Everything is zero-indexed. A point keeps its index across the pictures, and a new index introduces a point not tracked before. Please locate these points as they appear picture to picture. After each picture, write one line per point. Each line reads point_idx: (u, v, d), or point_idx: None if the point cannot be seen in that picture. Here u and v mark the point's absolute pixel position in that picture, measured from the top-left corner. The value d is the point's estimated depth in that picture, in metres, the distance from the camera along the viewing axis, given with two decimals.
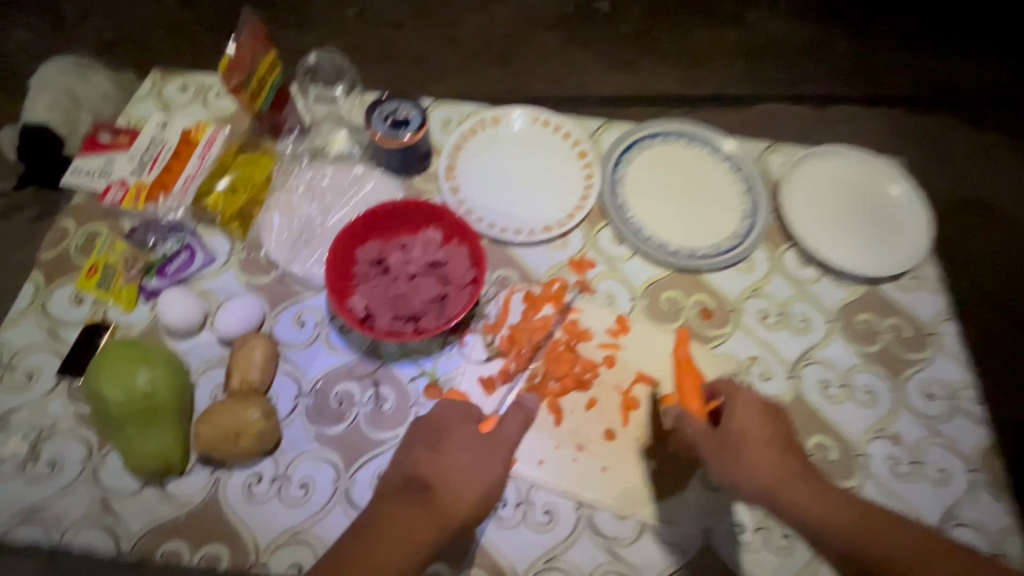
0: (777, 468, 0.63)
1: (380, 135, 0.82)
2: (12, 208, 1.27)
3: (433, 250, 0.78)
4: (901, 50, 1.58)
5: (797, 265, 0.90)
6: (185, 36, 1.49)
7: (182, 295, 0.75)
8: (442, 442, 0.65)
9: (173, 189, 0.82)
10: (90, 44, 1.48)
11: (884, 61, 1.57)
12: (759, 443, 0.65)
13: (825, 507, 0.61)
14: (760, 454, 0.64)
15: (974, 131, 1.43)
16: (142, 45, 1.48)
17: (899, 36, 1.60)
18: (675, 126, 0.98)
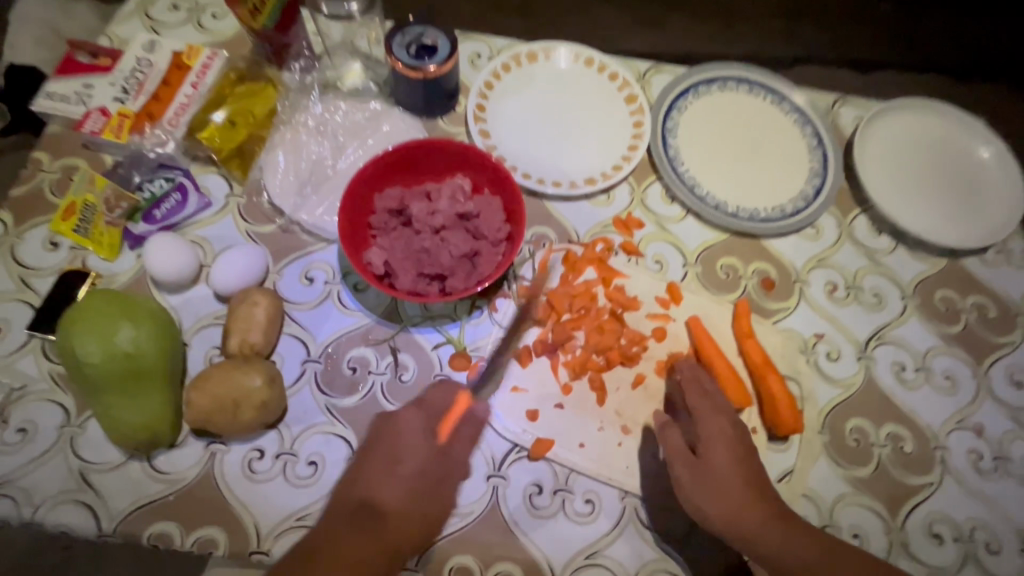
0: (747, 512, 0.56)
1: (401, 64, 0.71)
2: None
3: (462, 200, 0.67)
4: None
5: (869, 233, 0.80)
6: None
7: (173, 243, 0.65)
8: (397, 456, 0.57)
9: (161, 121, 0.70)
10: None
11: None
12: (734, 483, 0.57)
13: (795, 557, 0.55)
14: (737, 498, 0.56)
15: None
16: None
17: None
18: (736, 71, 0.86)
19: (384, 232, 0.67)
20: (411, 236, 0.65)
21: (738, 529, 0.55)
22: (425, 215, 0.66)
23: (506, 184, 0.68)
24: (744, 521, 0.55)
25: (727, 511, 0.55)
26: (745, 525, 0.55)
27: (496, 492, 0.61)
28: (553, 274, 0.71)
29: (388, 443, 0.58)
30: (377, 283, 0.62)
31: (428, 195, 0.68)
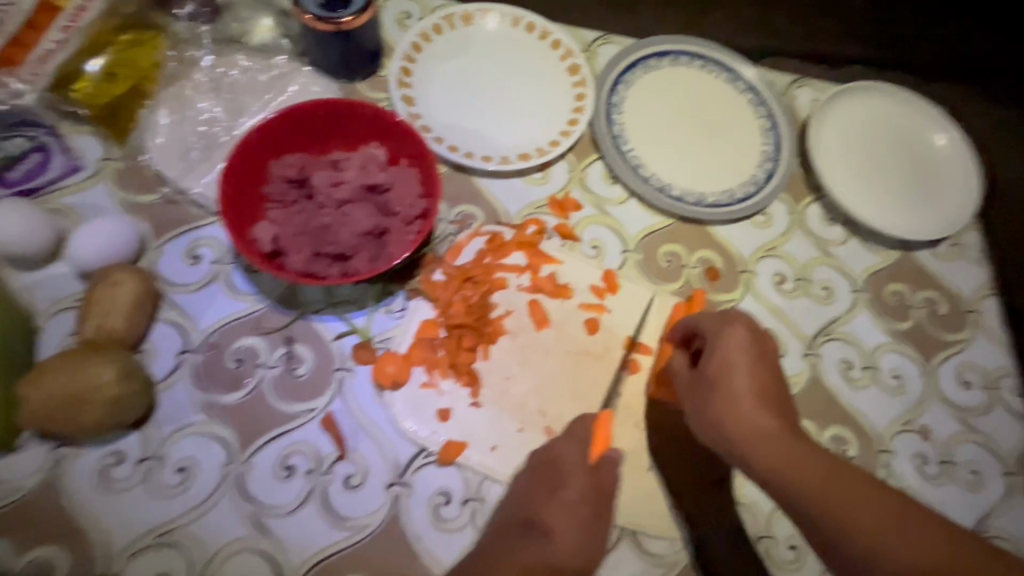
0: (764, 430, 0.47)
1: (310, 15, 0.62)
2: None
3: (374, 171, 0.59)
4: None
5: (821, 223, 0.75)
6: None
7: (21, 210, 0.54)
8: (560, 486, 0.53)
9: (19, 68, 0.57)
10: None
11: None
12: (749, 398, 0.49)
13: (845, 520, 0.42)
14: (748, 410, 0.48)
15: None
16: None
17: None
18: (688, 46, 0.80)
19: (280, 203, 0.58)
20: (312, 210, 0.57)
21: (745, 446, 0.47)
22: (328, 187, 0.58)
23: (424, 155, 0.60)
24: (759, 438, 0.47)
25: (731, 429, 0.48)
26: (760, 444, 0.46)
27: (397, 502, 0.54)
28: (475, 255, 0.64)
29: (550, 470, 0.54)
30: (260, 261, 0.53)
31: (335, 164, 0.60)
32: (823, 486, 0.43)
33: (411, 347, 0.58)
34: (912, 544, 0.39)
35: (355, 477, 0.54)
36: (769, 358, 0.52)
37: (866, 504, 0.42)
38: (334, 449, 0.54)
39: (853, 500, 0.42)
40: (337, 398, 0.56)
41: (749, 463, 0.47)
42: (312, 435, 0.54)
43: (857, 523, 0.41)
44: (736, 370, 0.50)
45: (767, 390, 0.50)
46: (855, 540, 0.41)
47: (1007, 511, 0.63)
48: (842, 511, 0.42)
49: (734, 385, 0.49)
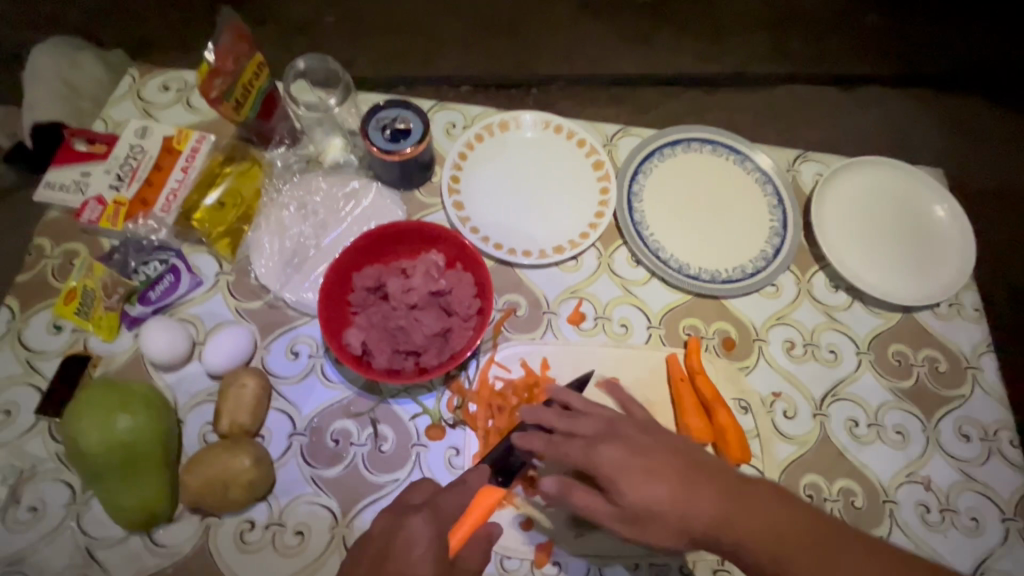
0: (678, 501, 0.52)
1: (377, 147, 0.76)
2: (12, 217, 1.28)
3: (436, 276, 0.71)
4: (931, 55, 1.54)
5: (828, 290, 0.84)
6: (194, 39, 1.50)
7: (166, 327, 0.70)
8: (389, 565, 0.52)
9: (154, 208, 0.76)
10: (97, 36, 1.49)
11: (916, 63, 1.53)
12: (639, 473, 0.53)
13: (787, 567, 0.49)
14: (647, 490, 0.52)
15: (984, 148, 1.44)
16: (139, 43, 1.49)
17: (924, 41, 1.56)
18: (698, 133, 0.90)
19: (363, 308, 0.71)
20: (388, 312, 0.69)
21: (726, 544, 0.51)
22: (400, 293, 0.69)
23: (475, 260, 0.72)
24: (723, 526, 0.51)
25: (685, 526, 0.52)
26: (687, 514, 0.52)
27: None
28: (502, 379, 0.73)
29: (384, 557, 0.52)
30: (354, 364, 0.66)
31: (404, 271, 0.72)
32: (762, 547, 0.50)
33: (470, 426, 0.70)
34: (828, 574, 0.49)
35: None
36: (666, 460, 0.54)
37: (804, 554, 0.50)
38: None
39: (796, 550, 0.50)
40: (415, 469, 0.69)
41: (696, 533, 0.52)
42: None
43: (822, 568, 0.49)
44: (640, 488, 0.53)
45: (684, 478, 0.53)
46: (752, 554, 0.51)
47: (1004, 554, 0.71)
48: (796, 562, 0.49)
49: (650, 499, 0.52)
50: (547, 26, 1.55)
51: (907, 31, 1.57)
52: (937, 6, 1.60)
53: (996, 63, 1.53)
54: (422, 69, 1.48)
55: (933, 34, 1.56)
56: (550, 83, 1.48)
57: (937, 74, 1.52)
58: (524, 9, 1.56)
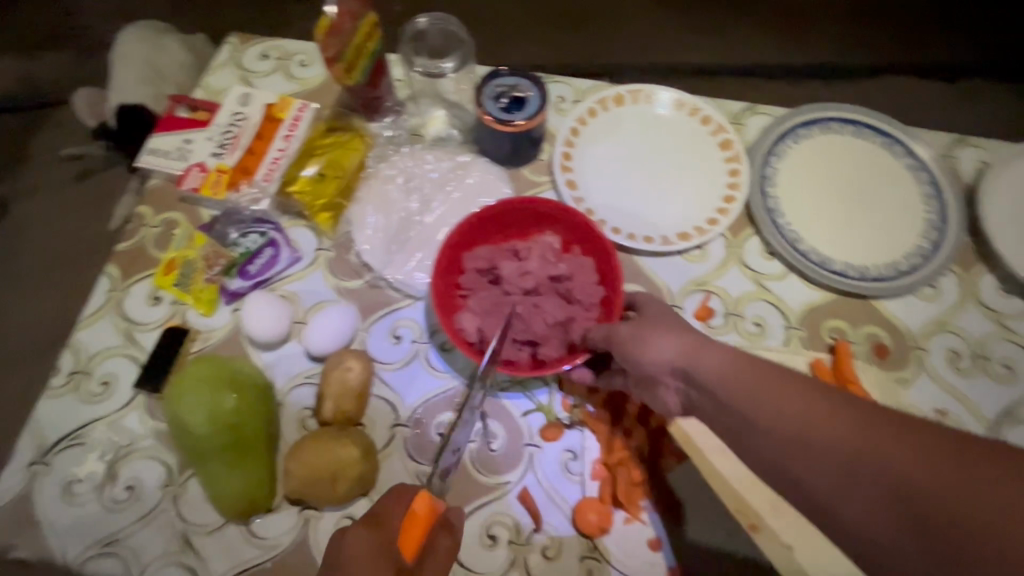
0: (725, 371, 0.47)
1: (491, 117, 0.69)
2: (96, 194, 1.30)
3: (553, 260, 0.63)
4: None
5: (998, 294, 0.72)
6: (274, 22, 1.49)
7: (268, 303, 0.65)
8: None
9: (256, 177, 0.71)
10: (184, 19, 1.50)
11: None
12: (687, 337, 0.50)
13: (854, 450, 0.39)
14: (704, 356, 0.48)
15: None
16: (219, 25, 1.49)
17: None
18: (840, 112, 0.80)
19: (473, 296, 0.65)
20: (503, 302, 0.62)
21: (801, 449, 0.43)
22: (515, 277, 0.62)
23: (598, 243, 0.64)
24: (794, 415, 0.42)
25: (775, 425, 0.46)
26: (726, 379, 0.46)
27: (590, 575, 0.58)
28: None
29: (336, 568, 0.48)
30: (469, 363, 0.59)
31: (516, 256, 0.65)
32: (827, 430, 0.41)
33: (589, 427, 0.63)
34: (912, 461, 0.37)
35: (551, 549, 0.59)
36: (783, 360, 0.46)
37: (876, 434, 0.39)
38: (531, 520, 0.60)
39: (870, 426, 0.40)
40: (529, 473, 0.62)
41: (748, 418, 0.45)
42: (510, 508, 0.60)
43: (951, 490, 0.36)
44: (688, 349, 0.49)
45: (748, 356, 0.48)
46: (825, 441, 0.40)
47: None
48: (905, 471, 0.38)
49: (712, 367, 0.48)
50: (633, 11, 1.47)
51: None
52: None
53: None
54: (500, 54, 1.43)
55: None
56: (634, 70, 1.40)
57: None
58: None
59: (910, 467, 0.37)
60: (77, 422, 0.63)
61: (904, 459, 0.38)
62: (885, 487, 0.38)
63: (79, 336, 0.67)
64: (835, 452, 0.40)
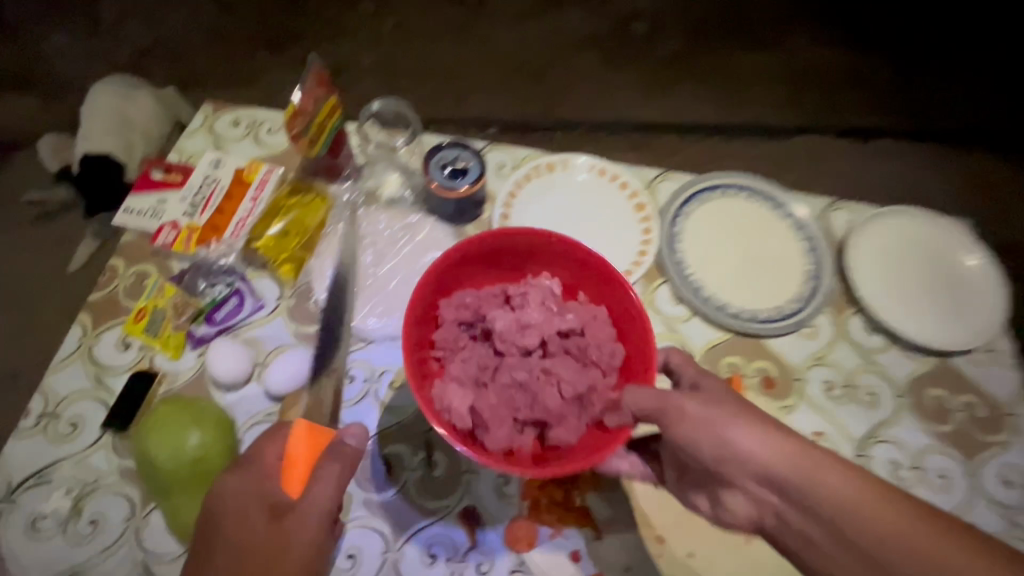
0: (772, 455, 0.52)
1: (437, 184, 0.80)
2: (62, 239, 1.34)
3: (558, 312, 0.65)
4: (948, 113, 1.61)
5: (865, 333, 0.86)
6: (244, 77, 1.58)
7: (232, 347, 0.73)
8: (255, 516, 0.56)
9: (224, 234, 0.80)
10: (156, 73, 1.58)
11: (933, 120, 1.60)
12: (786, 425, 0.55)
13: (854, 515, 0.48)
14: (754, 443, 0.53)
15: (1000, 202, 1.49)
16: (191, 79, 1.58)
17: (939, 100, 1.63)
18: (736, 179, 0.94)
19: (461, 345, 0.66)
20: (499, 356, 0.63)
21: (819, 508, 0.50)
22: (517, 333, 0.63)
23: (609, 288, 0.66)
24: (782, 465, 0.52)
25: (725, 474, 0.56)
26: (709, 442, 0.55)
27: None
28: None
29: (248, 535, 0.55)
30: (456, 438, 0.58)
31: (510, 303, 0.66)
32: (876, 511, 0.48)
33: None
34: (895, 524, 0.47)
35: (484, 564, 0.67)
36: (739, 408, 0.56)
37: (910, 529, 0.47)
38: (467, 540, 0.68)
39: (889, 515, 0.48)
40: (466, 496, 0.70)
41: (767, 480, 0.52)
42: (449, 528, 0.68)
43: (883, 535, 0.47)
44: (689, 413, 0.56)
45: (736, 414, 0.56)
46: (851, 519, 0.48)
47: None
48: (842, 505, 0.49)
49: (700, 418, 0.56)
50: (577, 75, 1.63)
51: (923, 91, 1.64)
52: (951, 68, 1.68)
53: (1009, 123, 1.60)
54: (459, 112, 1.56)
55: (947, 94, 1.64)
56: (577, 129, 1.55)
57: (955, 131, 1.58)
58: (556, 59, 1.65)
59: (864, 527, 0.48)
60: (44, 461, 0.68)
61: (866, 518, 0.48)
62: (855, 536, 0.48)
63: (48, 381, 0.72)
64: (840, 517, 0.49)
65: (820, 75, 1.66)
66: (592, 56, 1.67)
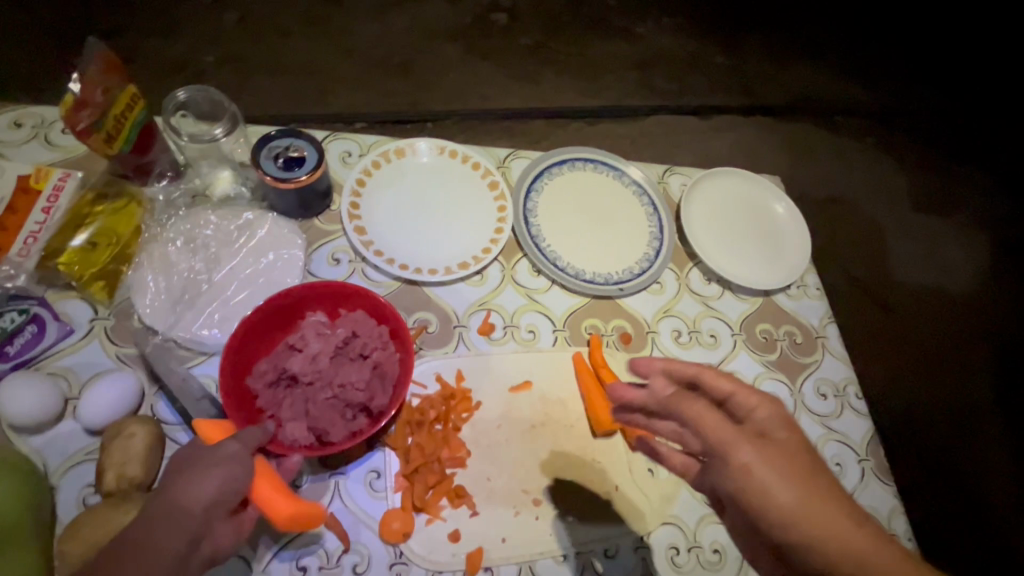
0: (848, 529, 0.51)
1: (271, 177, 0.74)
2: None
3: (328, 330, 0.69)
4: (771, 84, 1.81)
5: (703, 282, 0.95)
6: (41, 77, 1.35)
7: (28, 382, 0.62)
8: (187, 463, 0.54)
9: (9, 253, 0.68)
10: None
11: (759, 92, 1.79)
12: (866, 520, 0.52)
13: None
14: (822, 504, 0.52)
15: (819, 160, 1.72)
16: None
17: (765, 72, 1.83)
18: (582, 152, 0.97)
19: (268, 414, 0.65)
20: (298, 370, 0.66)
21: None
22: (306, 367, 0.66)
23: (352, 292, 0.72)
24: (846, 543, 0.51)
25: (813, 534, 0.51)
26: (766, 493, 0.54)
27: None
28: (420, 395, 0.74)
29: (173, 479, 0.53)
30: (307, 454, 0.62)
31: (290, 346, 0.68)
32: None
33: (389, 447, 0.70)
34: None
35: (361, 564, 0.65)
36: (821, 488, 0.53)
37: None
38: (339, 544, 0.65)
39: None
40: (334, 500, 0.67)
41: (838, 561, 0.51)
42: (319, 536, 0.65)
43: None
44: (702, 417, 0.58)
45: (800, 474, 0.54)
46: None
47: (863, 490, 0.84)
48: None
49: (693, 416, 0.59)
50: (437, 61, 1.61)
51: (752, 64, 1.83)
52: (774, 42, 1.88)
53: (821, 91, 1.83)
54: (316, 108, 1.47)
55: (775, 68, 1.84)
56: (448, 114, 1.54)
57: (779, 101, 1.79)
58: (413, 46, 1.61)
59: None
60: None
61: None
62: None
63: None
64: None
65: (666, 53, 1.78)
66: (451, 40, 1.64)
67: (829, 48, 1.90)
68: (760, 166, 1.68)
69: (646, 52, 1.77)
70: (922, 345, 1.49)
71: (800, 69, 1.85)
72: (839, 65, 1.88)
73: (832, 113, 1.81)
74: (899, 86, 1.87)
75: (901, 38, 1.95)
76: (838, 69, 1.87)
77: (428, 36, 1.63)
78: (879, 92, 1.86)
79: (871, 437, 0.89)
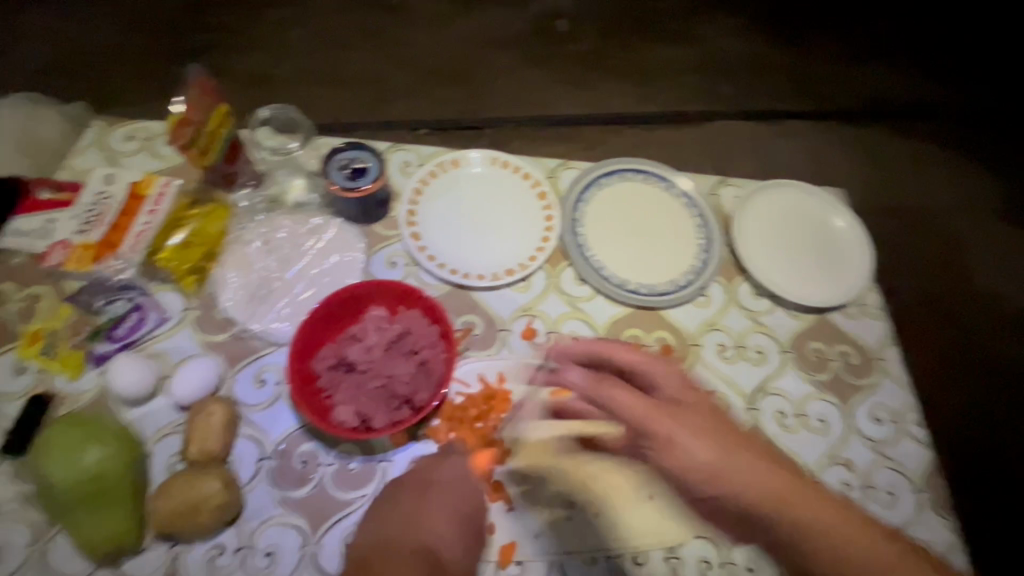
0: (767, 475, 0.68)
1: (336, 185, 0.82)
2: None
3: (387, 325, 0.75)
4: (846, 88, 1.72)
5: (752, 296, 0.93)
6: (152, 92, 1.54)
7: (132, 362, 0.72)
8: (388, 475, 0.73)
9: (120, 249, 0.79)
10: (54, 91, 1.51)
11: (832, 97, 1.71)
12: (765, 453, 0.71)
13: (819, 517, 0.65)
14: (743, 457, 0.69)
15: (896, 168, 1.62)
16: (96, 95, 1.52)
17: (841, 75, 1.74)
18: (631, 163, 0.98)
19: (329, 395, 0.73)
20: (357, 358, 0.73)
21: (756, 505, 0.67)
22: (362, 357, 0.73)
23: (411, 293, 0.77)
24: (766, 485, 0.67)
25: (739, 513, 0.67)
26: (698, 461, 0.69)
27: None
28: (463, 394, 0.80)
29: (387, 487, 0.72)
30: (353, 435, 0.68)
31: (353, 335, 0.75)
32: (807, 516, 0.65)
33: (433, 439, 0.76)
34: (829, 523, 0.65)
35: None
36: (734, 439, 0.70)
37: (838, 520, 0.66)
38: None
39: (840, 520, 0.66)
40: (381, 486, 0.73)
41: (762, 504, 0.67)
42: None
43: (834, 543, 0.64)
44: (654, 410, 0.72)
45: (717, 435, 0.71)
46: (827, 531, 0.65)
47: (917, 522, 0.80)
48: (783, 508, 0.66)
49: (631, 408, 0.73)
50: (498, 70, 1.66)
51: (825, 67, 1.74)
52: (853, 43, 1.78)
53: (904, 95, 1.72)
54: (382, 115, 1.57)
55: (851, 71, 1.74)
56: (505, 121, 1.59)
57: (854, 106, 1.70)
58: (476, 56, 1.67)
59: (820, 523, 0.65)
60: None
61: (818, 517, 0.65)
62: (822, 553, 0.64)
63: None
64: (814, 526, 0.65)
65: (731, 57, 1.74)
66: (513, 50, 1.69)
67: (916, 48, 1.77)
68: (828, 175, 1.61)
69: (710, 56, 1.73)
70: (1009, 371, 1.37)
71: (880, 71, 1.74)
72: (927, 66, 1.75)
73: (914, 118, 1.69)
74: (994, 89, 1.72)
75: (1001, 34, 1.79)
76: (925, 70, 1.74)
77: (491, 46, 1.69)
78: (969, 95, 1.71)
79: (931, 467, 0.84)
